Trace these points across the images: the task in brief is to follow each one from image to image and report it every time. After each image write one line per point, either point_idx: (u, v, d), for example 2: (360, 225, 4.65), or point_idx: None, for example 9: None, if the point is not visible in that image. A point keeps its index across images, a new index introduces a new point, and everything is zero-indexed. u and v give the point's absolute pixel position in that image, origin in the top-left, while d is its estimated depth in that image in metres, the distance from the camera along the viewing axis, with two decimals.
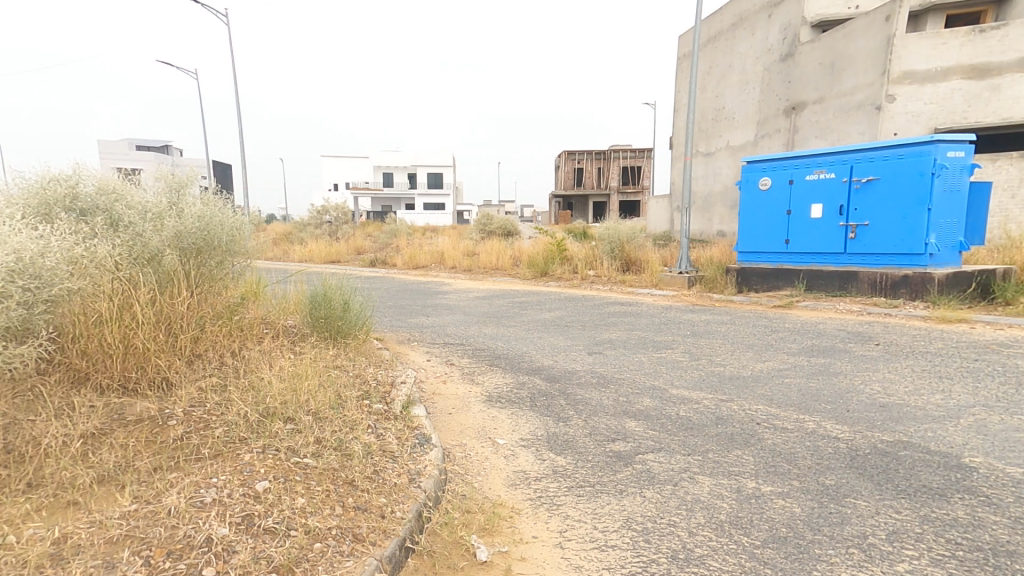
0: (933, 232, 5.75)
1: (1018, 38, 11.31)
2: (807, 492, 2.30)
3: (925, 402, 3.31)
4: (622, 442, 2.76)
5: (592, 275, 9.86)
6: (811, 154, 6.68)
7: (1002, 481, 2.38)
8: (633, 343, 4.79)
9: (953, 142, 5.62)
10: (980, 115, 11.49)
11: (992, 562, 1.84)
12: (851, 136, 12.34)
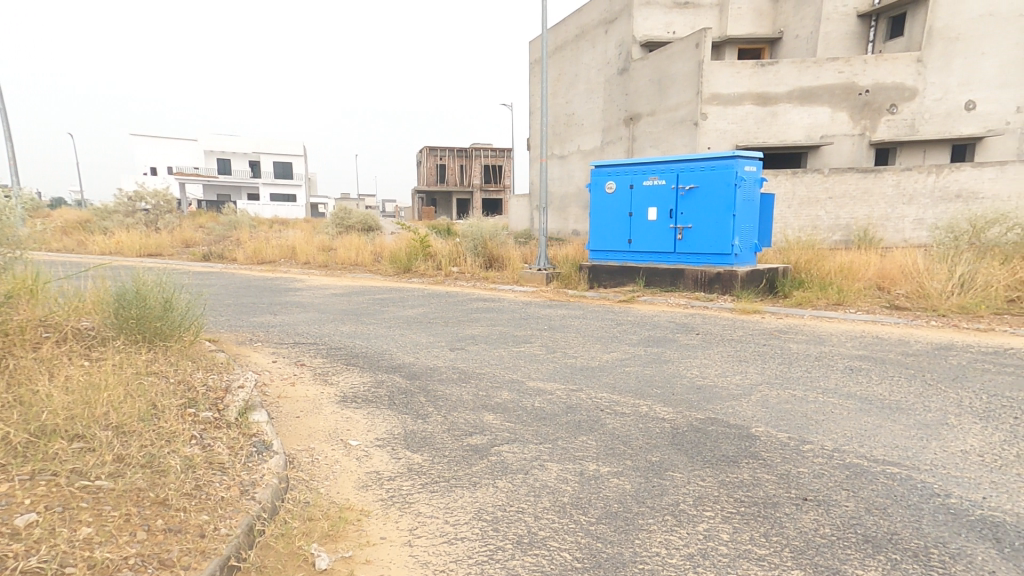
0: (737, 236, 6.76)
1: (786, 74, 13.60)
2: (637, 469, 2.60)
3: (728, 382, 3.92)
4: (479, 435, 2.84)
5: (455, 271, 9.93)
6: (647, 162, 7.47)
7: (776, 445, 3.03)
8: (495, 338, 4.94)
9: (747, 158, 6.74)
10: (766, 136, 13.85)
11: (763, 513, 2.36)
12: (676, 147, 14.11)
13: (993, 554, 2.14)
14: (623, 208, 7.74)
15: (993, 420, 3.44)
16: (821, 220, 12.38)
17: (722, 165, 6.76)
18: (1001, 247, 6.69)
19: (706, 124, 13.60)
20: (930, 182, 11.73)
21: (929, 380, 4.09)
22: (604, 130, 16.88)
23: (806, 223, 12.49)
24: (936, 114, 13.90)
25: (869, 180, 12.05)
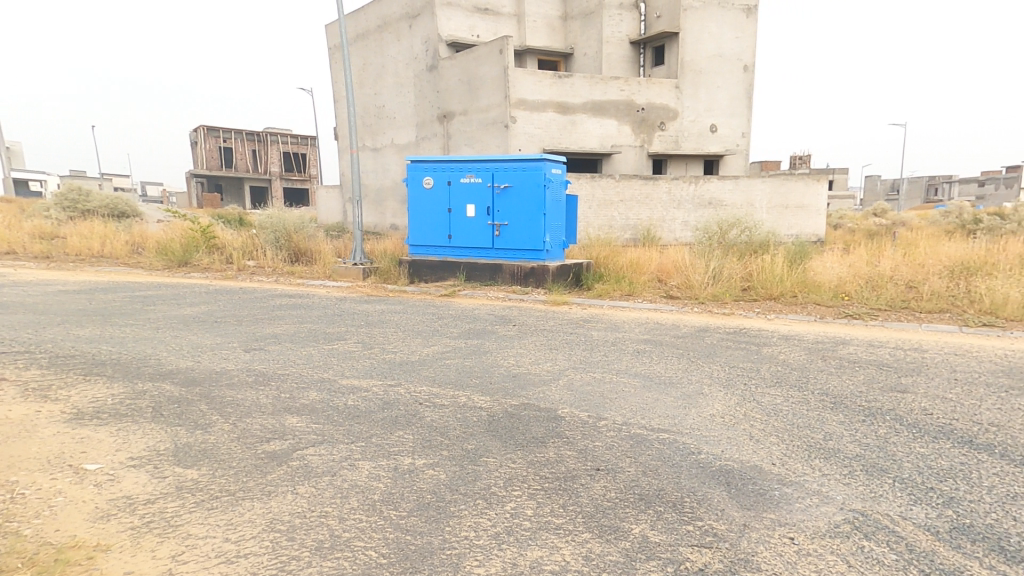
0: (548, 234, 7.35)
1: (580, 87, 15.15)
2: (452, 458, 2.67)
3: (539, 369, 4.25)
4: (279, 440, 2.63)
5: (251, 266, 9.12)
6: (463, 160, 7.70)
7: (576, 423, 3.37)
8: (302, 336, 4.62)
9: (553, 162, 7.36)
10: (568, 142, 15.25)
11: (563, 485, 2.63)
12: (490, 147, 14.81)
13: (723, 495, 2.75)
14: (442, 204, 7.87)
15: (731, 386, 4.35)
16: (616, 220, 14.05)
17: (532, 167, 7.29)
18: (736, 246, 8.42)
19: (515, 127, 14.45)
20: (691, 191, 14.29)
21: (692, 357, 5.00)
22: (418, 125, 16.95)
23: (604, 222, 13.98)
24: (692, 133, 17.06)
25: (649, 187, 14.12)
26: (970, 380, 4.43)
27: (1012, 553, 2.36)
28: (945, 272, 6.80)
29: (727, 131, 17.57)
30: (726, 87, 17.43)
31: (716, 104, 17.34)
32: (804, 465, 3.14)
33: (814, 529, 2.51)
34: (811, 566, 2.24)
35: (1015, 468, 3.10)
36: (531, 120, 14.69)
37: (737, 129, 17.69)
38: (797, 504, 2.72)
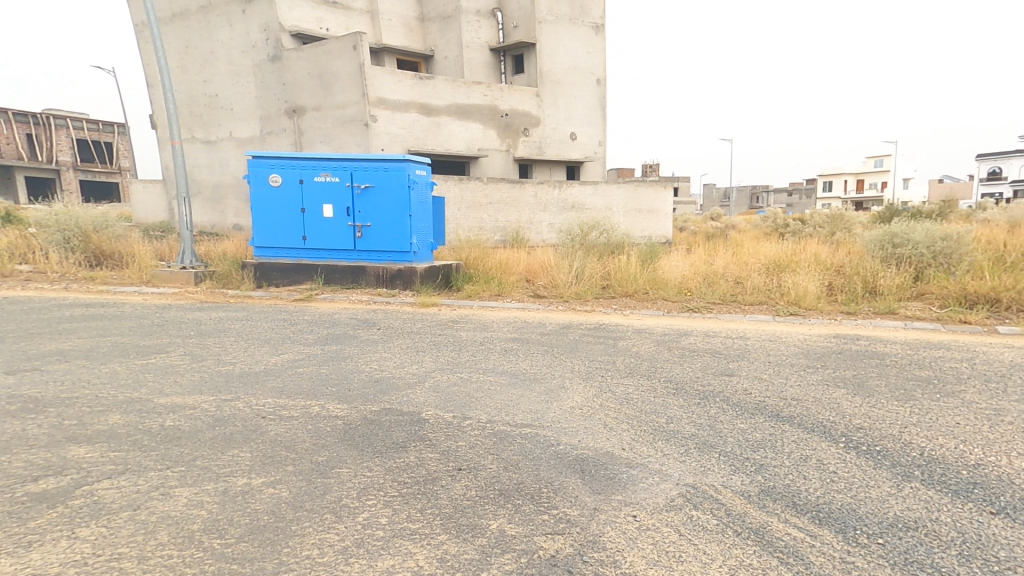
0: (414, 235, 7.29)
1: (443, 89, 15.31)
2: (298, 473, 2.51)
3: (403, 372, 4.17)
4: (57, 477, 2.30)
5: (29, 270, 7.90)
6: (316, 157, 7.29)
7: (440, 425, 3.36)
8: (107, 352, 4.06)
9: (417, 164, 7.30)
10: (433, 143, 15.33)
11: (423, 489, 2.60)
12: (349, 144, 14.33)
13: (577, 482, 2.92)
14: (294, 203, 7.39)
15: (589, 378, 4.65)
16: (485, 222, 14.29)
17: (395, 167, 7.14)
18: (595, 246, 9.09)
19: (376, 126, 14.14)
20: (556, 195, 15.04)
21: (556, 353, 5.26)
22: (262, 118, 15.70)
23: (473, 224, 14.11)
24: (554, 140, 18.19)
25: (517, 191, 14.62)
26: (779, 361, 5.21)
27: (802, 507, 2.80)
28: (762, 269, 7.94)
29: (585, 140, 19.04)
30: (582, 98, 18.78)
31: (573, 114, 18.62)
32: (649, 447, 3.45)
33: (653, 505, 2.77)
34: (649, 540, 2.46)
35: (809, 434, 3.69)
36: (393, 119, 14.49)
37: (593, 138, 19.25)
38: (640, 483, 2.98)
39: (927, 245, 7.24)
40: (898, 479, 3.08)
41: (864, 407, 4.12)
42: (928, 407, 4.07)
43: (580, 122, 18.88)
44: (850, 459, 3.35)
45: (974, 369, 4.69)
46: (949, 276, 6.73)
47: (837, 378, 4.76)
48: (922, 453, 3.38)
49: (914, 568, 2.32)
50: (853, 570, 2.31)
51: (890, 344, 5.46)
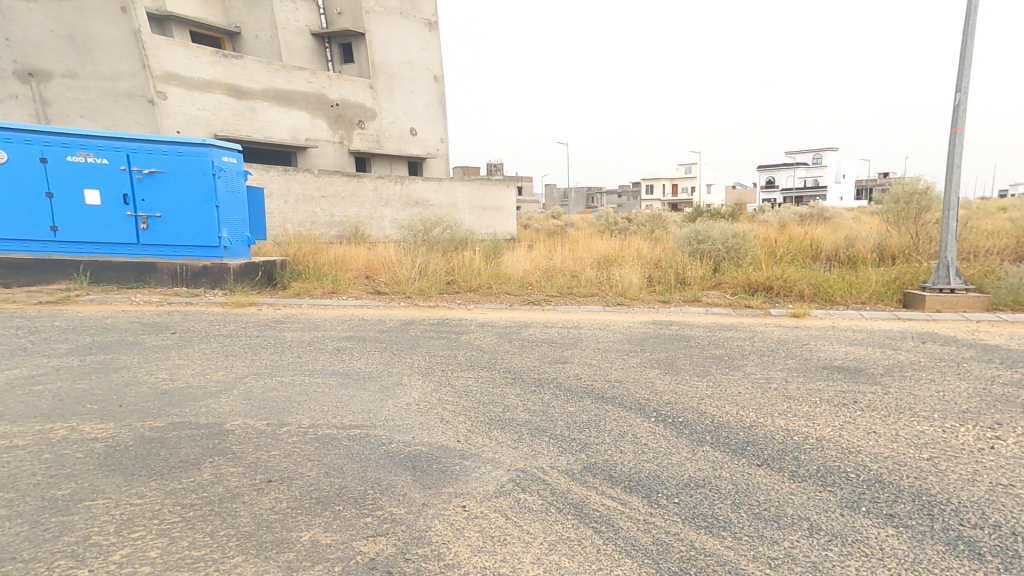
0: (224, 228, 7.02)
1: (254, 71, 15.97)
2: (24, 518, 2.17)
3: (206, 380, 3.75)
4: None
5: None
6: (75, 134, 6.47)
7: (249, 435, 3.05)
8: None
9: (223, 150, 7.02)
10: (248, 130, 16.01)
11: (216, 508, 2.35)
12: (131, 123, 14.22)
13: (407, 479, 2.86)
14: (43, 187, 6.46)
15: (429, 373, 4.61)
16: (318, 216, 14.01)
17: (194, 153, 6.80)
18: (439, 242, 9.19)
19: (166, 103, 14.33)
20: (398, 191, 15.53)
21: (395, 349, 5.13)
22: None
23: (304, 218, 13.75)
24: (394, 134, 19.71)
25: (354, 185, 14.61)
26: (607, 347, 5.68)
27: (617, 478, 3.04)
28: (594, 263, 8.64)
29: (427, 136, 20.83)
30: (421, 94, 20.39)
31: (413, 110, 20.28)
32: (485, 437, 3.51)
33: (482, 493, 2.81)
34: (475, 527, 2.49)
35: (627, 412, 4.06)
36: (188, 98, 14.79)
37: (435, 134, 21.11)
38: (472, 473, 3.01)
39: (722, 242, 8.48)
40: (693, 444, 3.50)
41: (672, 384, 4.67)
42: (720, 381, 4.73)
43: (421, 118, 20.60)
44: (658, 431, 3.73)
45: (753, 345, 5.59)
46: (738, 268, 7.93)
47: (652, 359, 5.34)
48: (712, 420, 3.91)
49: (699, 521, 2.63)
50: (653, 529, 2.56)
51: (694, 328, 6.27)
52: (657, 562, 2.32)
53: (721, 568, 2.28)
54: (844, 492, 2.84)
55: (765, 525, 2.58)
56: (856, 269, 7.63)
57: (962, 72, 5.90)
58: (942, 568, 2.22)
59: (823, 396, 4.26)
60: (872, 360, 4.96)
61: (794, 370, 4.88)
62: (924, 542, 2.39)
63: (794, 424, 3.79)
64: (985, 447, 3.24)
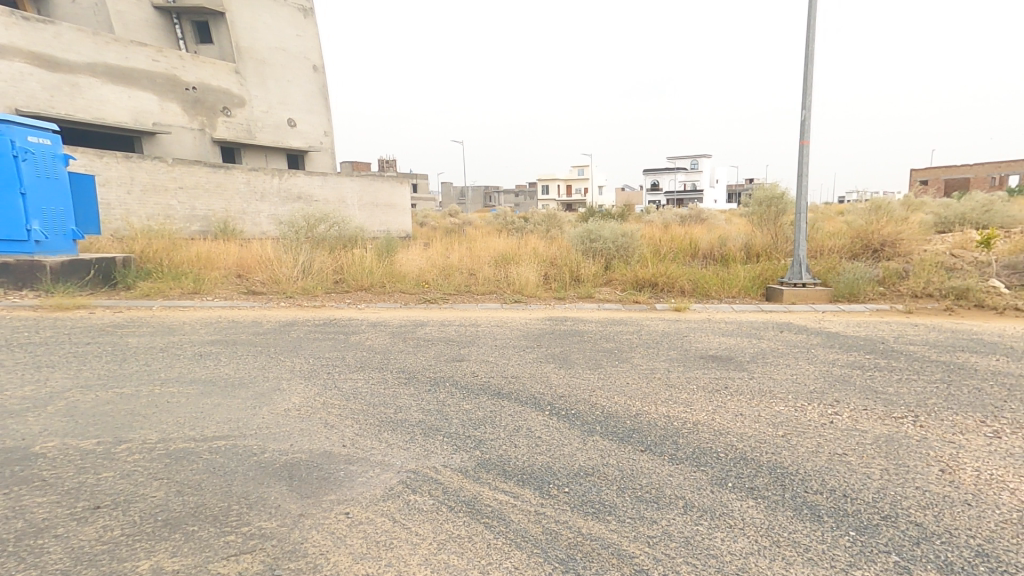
0: (36, 219, 6.23)
1: (70, 40, 14.42)
2: None
3: (9, 399, 3.35)
4: None
5: None
6: None
7: (70, 458, 2.72)
8: None
9: (29, 128, 6.13)
10: (68, 107, 14.46)
11: (13, 548, 2.06)
12: None
13: (281, 489, 2.64)
14: None
15: (312, 377, 4.33)
16: (173, 209, 13.28)
17: None
18: (327, 241, 9.11)
19: None
20: (277, 185, 15.64)
21: (272, 353, 4.78)
22: None
23: (156, 210, 12.93)
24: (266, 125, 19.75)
25: (220, 175, 14.25)
26: (504, 344, 5.70)
27: (510, 472, 3.03)
28: (492, 261, 8.80)
29: (307, 128, 21.34)
30: (299, 85, 20.97)
31: (289, 100, 20.59)
32: (374, 440, 3.34)
33: (368, 498, 2.66)
34: (360, 534, 2.36)
35: (523, 407, 4.08)
36: None
37: (315, 127, 21.62)
38: (358, 478, 2.85)
39: (612, 241, 8.94)
40: (585, 435, 3.59)
41: (566, 377, 4.80)
42: (610, 373, 4.94)
43: (300, 110, 21.10)
44: (552, 424, 3.79)
45: (640, 338, 5.91)
46: (626, 265, 8.39)
47: (547, 355, 5.43)
48: (603, 411, 4.05)
49: (587, 508, 2.69)
50: (543, 519, 2.58)
51: (587, 323, 6.50)
52: (546, 552, 2.33)
53: (606, 550, 2.35)
54: (715, 471, 3.06)
55: (646, 506, 2.70)
56: (727, 266, 8.38)
57: (806, 91, 6.69)
58: (791, 532, 2.46)
59: (699, 384, 4.60)
60: (741, 348, 5.47)
61: (675, 360, 5.22)
62: (777, 509, 2.64)
63: (675, 410, 4.04)
64: (826, 422, 3.68)
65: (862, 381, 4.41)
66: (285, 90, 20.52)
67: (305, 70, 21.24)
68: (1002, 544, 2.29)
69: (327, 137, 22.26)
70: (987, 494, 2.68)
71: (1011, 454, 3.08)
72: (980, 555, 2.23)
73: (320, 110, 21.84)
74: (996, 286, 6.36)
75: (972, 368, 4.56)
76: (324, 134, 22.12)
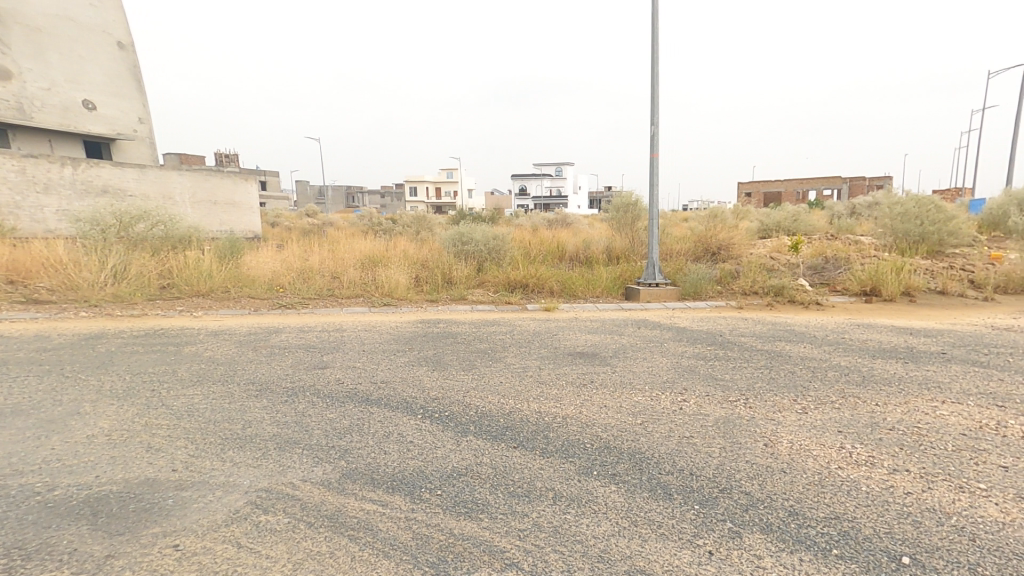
0: None
1: None
2: None
3: None
4: None
5: None
6: None
7: None
8: None
9: None
10: None
11: None
12: None
13: (81, 530, 2.20)
14: None
15: (129, 397, 3.73)
16: None
17: None
18: (148, 242, 8.42)
19: None
20: (70, 175, 13.39)
21: (70, 373, 4.10)
22: None
23: None
24: (49, 105, 16.75)
25: None
26: (372, 349, 5.40)
27: (378, 480, 2.84)
28: (358, 264, 8.52)
29: (111, 113, 18.71)
30: (97, 63, 18.29)
31: (84, 80, 17.81)
32: (213, 461, 2.91)
33: (207, 525, 2.30)
34: (192, 568, 2.03)
35: (393, 412, 3.87)
36: None
37: (123, 112, 19.18)
38: (193, 505, 2.46)
39: (484, 243, 9.04)
40: (458, 436, 3.50)
41: (439, 379, 4.68)
42: (484, 373, 4.92)
43: (101, 91, 18.38)
44: (424, 427, 3.64)
45: (512, 338, 6.00)
46: (498, 267, 8.53)
47: (420, 358, 5.26)
48: (477, 411, 3.99)
49: (459, 508, 2.60)
50: (414, 524, 2.44)
51: (461, 325, 6.45)
52: (415, 557, 2.20)
53: (477, 548, 2.28)
54: (582, 461, 3.17)
55: (517, 501, 2.69)
56: (592, 268, 8.87)
57: (653, 109, 7.36)
58: (647, 511, 2.61)
59: (568, 379, 4.78)
60: (603, 344, 5.81)
61: (546, 358, 5.37)
62: (635, 492, 2.79)
63: (546, 406, 4.13)
64: (676, 408, 4.03)
65: (704, 370, 4.93)
66: (78, 67, 17.66)
67: (104, 46, 18.60)
68: (809, 502, 2.65)
69: (140, 125, 19.86)
70: (798, 462, 3.10)
71: (816, 426, 3.61)
72: (792, 514, 2.55)
73: (127, 93, 19.38)
74: (803, 284, 7.52)
75: (787, 355, 5.32)
76: (135, 121, 19.70)
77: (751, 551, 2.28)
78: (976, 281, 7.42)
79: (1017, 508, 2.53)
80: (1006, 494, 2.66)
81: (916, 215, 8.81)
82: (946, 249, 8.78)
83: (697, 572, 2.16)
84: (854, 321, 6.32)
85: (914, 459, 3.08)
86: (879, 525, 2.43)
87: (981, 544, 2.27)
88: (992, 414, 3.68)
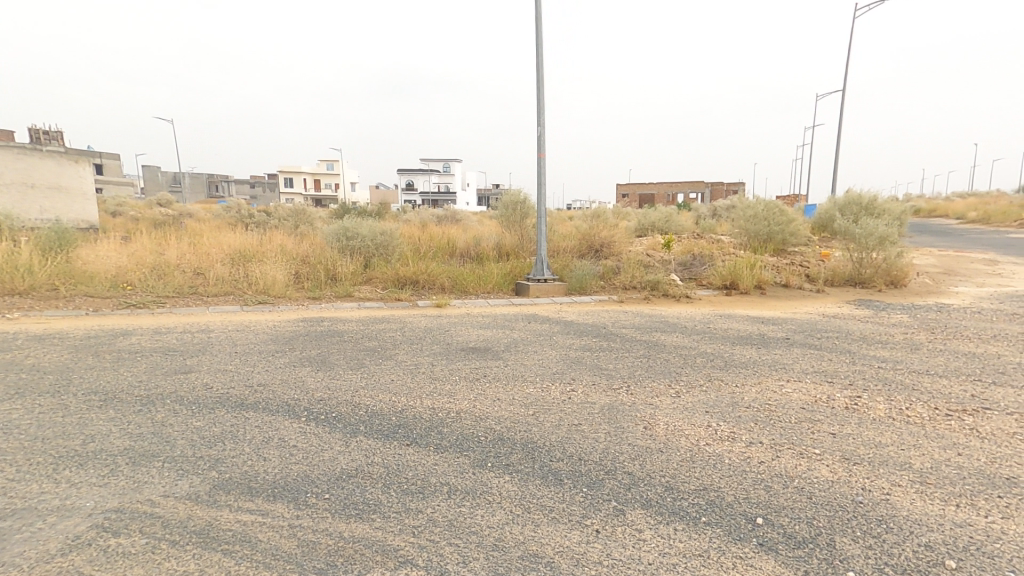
0: None
1: None
2: None
3: None
4: None
5: None
6: None
7: None
8: None
9: None
10: None
11: None
12: None
13: None
14: None
15: None
16: None
17: None
18: None
19: None
20: None
21: None
22: None
23: None
24: None
25: None
26: (246, 350, 4.88)
27: (256, 489, 2.54)
28: (226, 259, 7.68)
29: None
30: None
31: None
32: (43, 484, 2.41)
33: (33, 559, 1.90)
34: None
35: (273, 416, 3.51)
36: None
37: None
38: (16, 536, 2.02)
39: (370, 239, 8.65)
40: (346, 437, 3.27)
41: (324, 380, 4.35)
42: (373, 371, 4.67)
43: None
44: (308, 430, 3.34)
45: (403, 335, 5.78)
46: (386, 264, 8.20)
47: (302, 358, 4.85)
48: (367, 410, 3.77)
49: (349, 510, 2.41)
50: (298, 531, 2.21)
51: (347, 323, 6.07)
52: (300, 565, 2.00)
53: (369, 549, 2.13)
54: (476, 454, 3.11)
55: (411, 498, 2.56)
56: (482, 265, 8.88)
57: (541, 109, 7.57)
58: (539, 497, 2.63)
59: (461, 374, 4.71)
60: (496, 339, 5.82)
61: (438, 355, 5.25)
62: (528, 480, 2.81)
63: (439, 402, 4.02)
64: (566, 398, 4.16)
65: (591, 361, 5.15)
66: None
67: None
68: (683, 476, 2.87)
69: None
70: (673, 441, 3.34)
71: (687, 408, 3.92)
72: (668, 489, 2.73)
73: None
74: (674, 280, 8.22)
75: (662, 345, 5.76)
76: None
77: (633, 526, 2.39)
78: (810, 275, 8.66)
79: (843, 468, 2.95)
80: (835, 457, 3.09)
81: (764, 218, 10.05)
82: (787, 248, 10.13)
83: (586, 550, 2.22)
84: (716, 312, 7.03)
85: (766, 432, 3.47)
86: (739, 492, 2.69)
87: (816, 501, 2.60)
88: (824, 389, 4.29)
